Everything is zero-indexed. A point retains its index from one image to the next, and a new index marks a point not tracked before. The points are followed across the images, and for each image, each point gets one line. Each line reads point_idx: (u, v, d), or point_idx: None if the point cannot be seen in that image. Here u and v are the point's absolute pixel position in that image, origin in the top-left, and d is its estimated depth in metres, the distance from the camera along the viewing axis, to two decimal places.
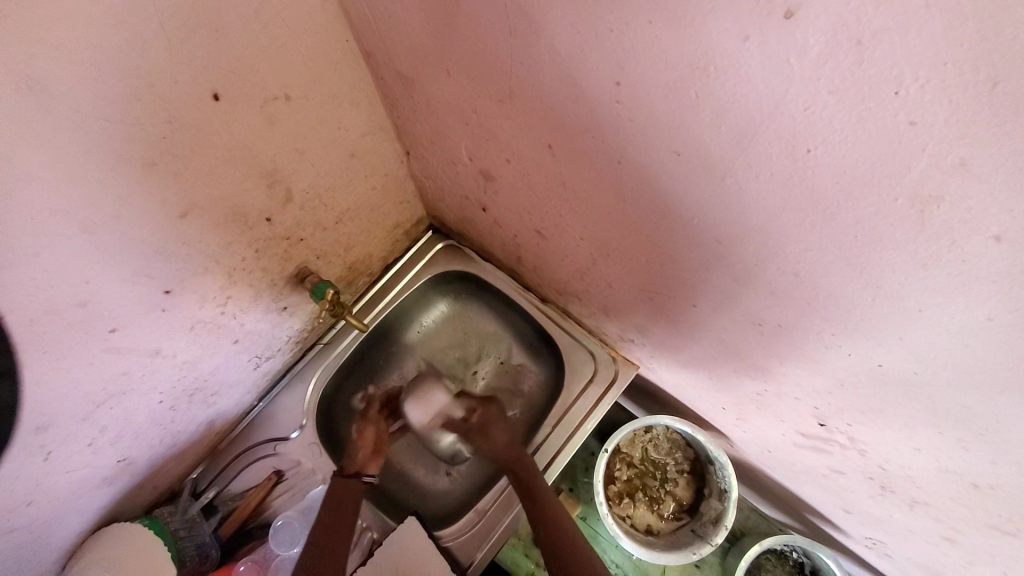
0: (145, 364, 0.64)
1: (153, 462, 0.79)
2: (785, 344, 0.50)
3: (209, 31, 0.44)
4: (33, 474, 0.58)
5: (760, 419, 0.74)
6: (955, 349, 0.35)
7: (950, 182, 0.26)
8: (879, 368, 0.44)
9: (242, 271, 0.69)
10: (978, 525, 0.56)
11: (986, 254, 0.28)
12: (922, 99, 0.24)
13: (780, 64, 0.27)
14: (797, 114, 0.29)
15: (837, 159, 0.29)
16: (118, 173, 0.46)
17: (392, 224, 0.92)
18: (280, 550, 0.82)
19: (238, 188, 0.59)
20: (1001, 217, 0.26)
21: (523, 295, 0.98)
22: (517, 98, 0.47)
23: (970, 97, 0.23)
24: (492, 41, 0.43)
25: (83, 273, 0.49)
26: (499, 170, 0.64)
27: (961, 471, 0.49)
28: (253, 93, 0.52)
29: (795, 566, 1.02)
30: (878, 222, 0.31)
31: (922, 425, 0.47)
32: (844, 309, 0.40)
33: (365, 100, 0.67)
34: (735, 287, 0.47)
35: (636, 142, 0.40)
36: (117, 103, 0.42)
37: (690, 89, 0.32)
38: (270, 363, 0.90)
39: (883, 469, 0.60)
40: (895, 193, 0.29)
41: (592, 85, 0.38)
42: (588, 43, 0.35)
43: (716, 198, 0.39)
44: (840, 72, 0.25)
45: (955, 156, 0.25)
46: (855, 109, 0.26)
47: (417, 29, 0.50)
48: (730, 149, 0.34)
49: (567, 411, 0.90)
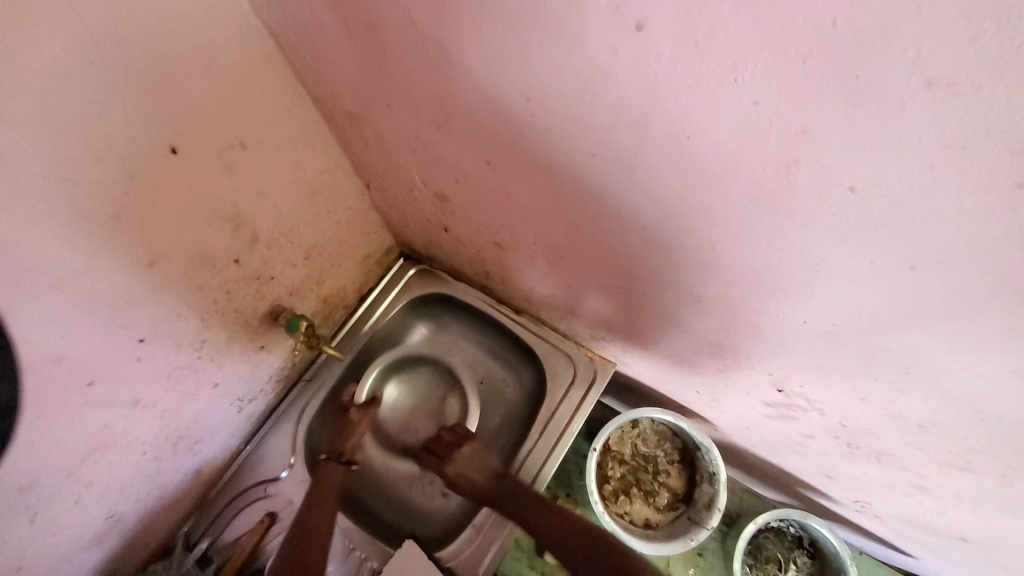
0: (126, 416, 0.65)
1: (142, 517, 0.79)
2: (727, 317, 0.54)
3: (160, 90, 0.48)
4: (20, 537, 0.58)
5: (731, 396, 0.77)
6: (860, 294, 0.40)
7: (803, 146, 0.31)
8: (806, 324, 0.48)
9: (215, 314, 0.71)
10: (938, 466, 0.60)
11: (850, 207, 0.33)
12: (756, 82, 0.29)
13: (646, 69, 0.32)
14: (671, 110, 0.34)
15: (712, 141, 0.34)
16: (82, 230, 0.49)
17: (362, 255, 0.96)
18: None
19: (203, 234, 0.62)
20: (852, 173, 0.31)
21: (497, 309, 1.01)
22: (452, 122, 0.52)
23: (792, 75, 0.28)
24: (418, 73, 0.47)
25: (58, 329, 0.51)
26: (450, 190, 0.68)
27: (906, 414, 0.53)
28: (208, 144, 0.56)
29: (793, 541, 1.03)
30: (760, 191, 0.36)
31: (861, 375, 0.51)
32: (762, 274, 0.44)
33: (318, 140, 0.71)
34: (672, 269, 0.52)
35: (558, 148, 0.45)
36: (77, 164, 0.45)
37: (585, 98, 0.37)
38: (253, 405, 0.91)
39: (843, 425, 0.64)
40: (763, 164, 0.34)
41: (509, 102, 0.43)
42: (497, 67, 0.40)
43: (633, 188, 0.43)
44: (691, 70, 0.30)
45: (799, 125, 0.30)
46: (712, 99, 0.31)
47: (354, 70, 0.54)
48: (632, 145, 0.39)
49: (552, 415, 0.92)
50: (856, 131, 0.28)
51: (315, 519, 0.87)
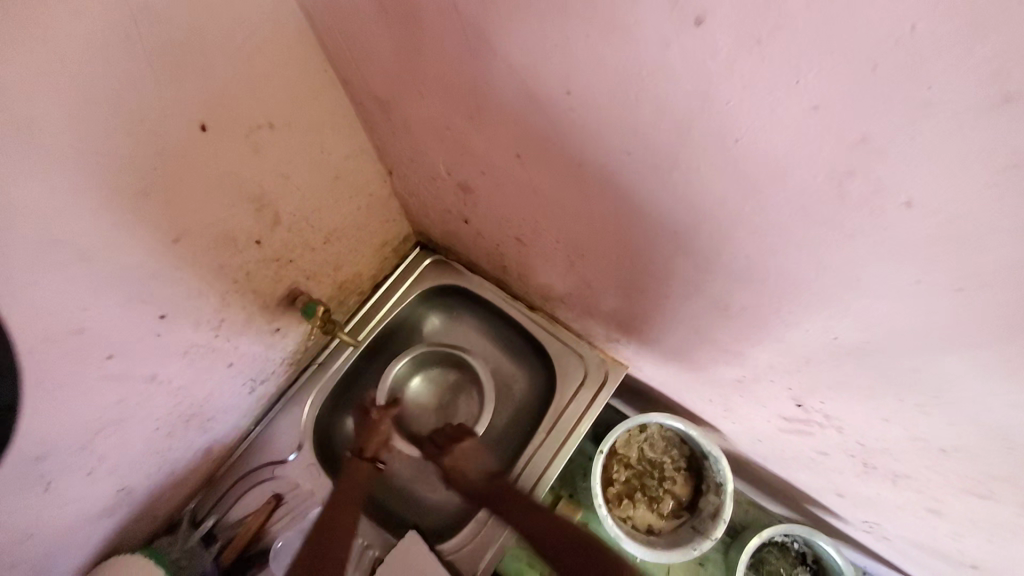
0: (141, 390, 0.66)
1: (152, 490, 0.79)
2: (752, 326, 0.53)
3: (194, 67, 0.48)
4: (34, 504, 0.59)
5: (746, 407, 0.76)
6: (899, 313, 0.38)
7: (859, 156, 0.30)
8: (835, 340, 0.47)
9: (234, 294, 0.71)
10: (956, 491, 0.58)
11: (902, 221, 0.32)
12: (819, 84, 0.28)
13: (700, 66, 0.31)
14: (722, 110, 0.33)
15: (761, 144, 0.33)
16: (112, 203, 0.49)
17: (380, 242, 0.95)
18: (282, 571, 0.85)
19: (227, 213, 0.61)
20: (910, 185, 0.30)
21: (511, 304, 1.01)
22: (484, 112, 0.51)
23: (859, 79, 0.27)
24: (455, 61, 0.47)
25: (81, 300, 0.51)
26: (475, 181, 0.67)
27: (930, 438, 0.52)
28: (238, 123, 0.56)
29: (797, 557, 1.01)
30: (806, 199, 0.35)
31: (886, 395, 0.50)
32: (795, 285, 0.43)
33: (345, 125, 0.71)
34: (699, 275, 0.51)
35: (593, 144, 0.44)
36: (110, 136, 0.45)
37: (630, 94, 0.36)
38: (265, 386, 0.91)
39: (862, 445, 0.62)
40: (815, 171, 0.33)
41: (547, 95, 0.42)
42: (539, 58, 0.39)
43: (669, 189, 0.42)
44: (749, 69, 0.29)
45: (857, 133, 0.29)
46: (768, 100, 0.30)
47: (388, 55, 0.54)
48: (674, 144, 0.38)
49: (562, 414, 0.92)
50: (916, 144, 0.28)
51: (319, 505, 0.89)
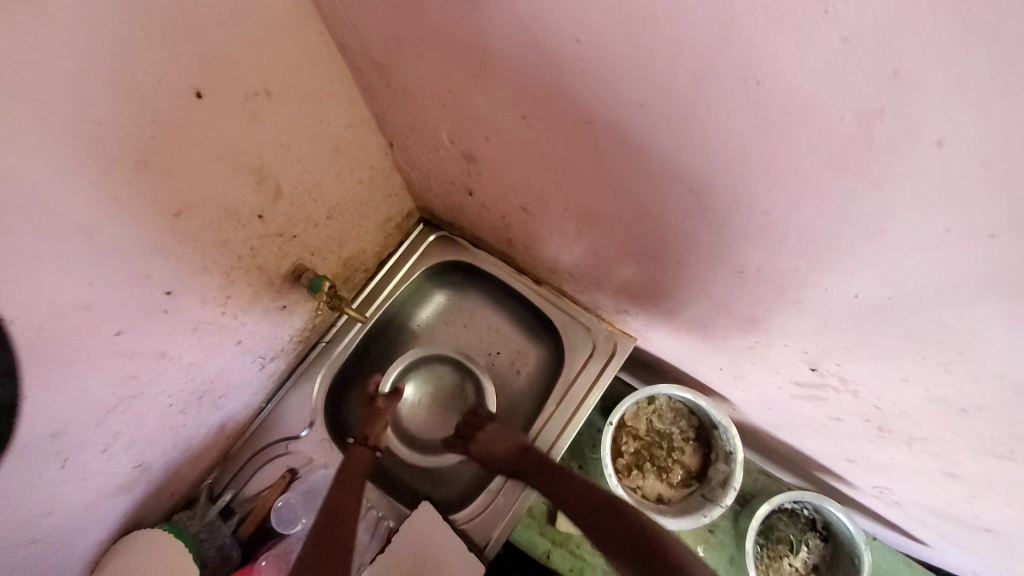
0: (152, 367, 0.66)
1: (168, 466, 0.80)
2: (766, 288, 0.52)
3: (187, 30, 0.46)
4: (52, 481, 0.60)
5: (757, 374, 0.75)
6: (926, 264, 0.37)
7: (890, 93, 0.29)
8: (855, 298, 0.45)
9: (238, 270, 0.70)
10: (974, 452, 0.57)
11: (931, 163, 0.30)
12: (850, 14, 0.26)
13: (720, 0, 0.29)
14: (743, 48, 0.31)
15: (785, 84, 0.32)
16: (111, 173, 0.47)
17: (385, 217, 0.94)
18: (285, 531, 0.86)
19: (229, 186, 0.60)
20: (943, 122, 0.28)
21: (517, 279, 0.99)
22: (488, 70, 0.49)
23: (897, 4, 0.25)
24: (456, 14, 0.45)
25: (85, 277, 0.51)
26: (479, 149, 0.65)
27: (950, 398, 0.51)
28: (235, 90, 0.54)
29: (806, 523, 1.02)
30: (829, 144, 0.33)
31: (906, 354, 0.49)
32: (813, 241, 0.42)
33: (345, 93, 0.69)
34: (713, 235, 0.49)
35: (603, 98, 0.42)
36: (102, 105, 0.44)
37: (644, 37, 0.35)
38: (274, 363, 0.91)
39: (878, 408, 0.62)
40: (842, 114, 0.31)
41: (555, 45, 0.40)
42: (547, 4, 0.37)
43: (684, 139, 0.41)
44: (774, 0, 0.28)
45: (891, 68, 0.27)
46: (794, 34, 0.29)
47: (386, 12, 0.51)
48: (690, 91, 0.36)
49: (570, 387, 0.92)
50: (953, 75, 0.26)
51: (321, 469, 0.91)
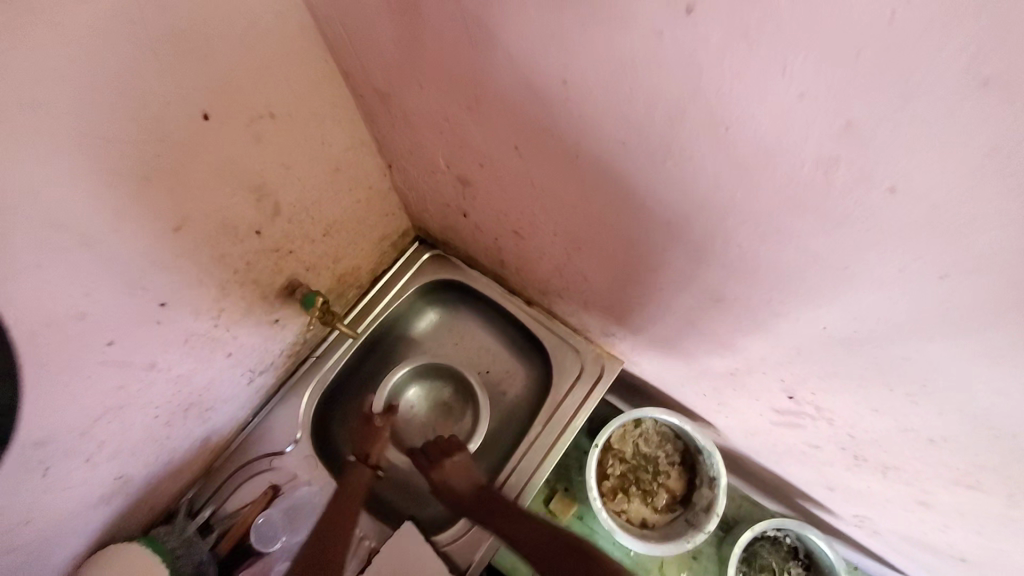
0: (142, 377, 0.66)
1: (149, 479, 0.80)
2: (744, 316, 0.54)
3: (197, 55, 0.49)
4: (32, 490, 0.59)
5: (739, 400, 0.77)
6: (887, 299, 0.39)
7: (845, 143, 0.31)
8: (825, 330, 0.48)
9: (233, 283, 0.71)
10: (946, 482, 0.59)
11: (888, 206, 0.33)
12: (805, 73, 0.29)
13: (691, 56, 0.32)
14: (713, 98, 0.34)
15: (751, 130, 0.34)
16: (115, 187, 0.49)
17: (379, 236, 0.96)
18: (262, 547, 0.87)
19: (228, 203, 0.62)
20: (892, 171, 0.31)
21: (508, 299, 1.01)
22: (483, 103, 0.52)
23: (844, 66, 0.28)
24: (455, 52, 0.48)
25: (82, 286, 0.52)
26: (474, 174, 0.68)
27: (920, 428, 0.53)
28: (240, 113, 0.57)
29: (789, 551, 1.02)
30: (793, 187, 0.36)
31: (876, 383, 0.51)
32: (784, 274, 0.44)
33: (345, 117, 0.72)
34: (693, 266, 0.52)
35: (589, 134, 0.45)
36: (110, 122, 0.46)
37: (624, 83, 0.38)
38: (263, 378, 0.92)
39: (853, 436, 0.63)
40: (802, 160, 0.34)
41: (544, 85, 0.43)
42: (538, 48, 0.40)
43: (664, 175, 0.43)
44: (739, 56, 0.31)
45: (843, 120, 0.30)
46: (757, 88, 0.32)
47: (389, 45, 0.54)
48: (667, 133, 0.39)
49: (558, 408, 0.93)
50: (898, 129, 0.29)
51: (305, 486, 0.91)
